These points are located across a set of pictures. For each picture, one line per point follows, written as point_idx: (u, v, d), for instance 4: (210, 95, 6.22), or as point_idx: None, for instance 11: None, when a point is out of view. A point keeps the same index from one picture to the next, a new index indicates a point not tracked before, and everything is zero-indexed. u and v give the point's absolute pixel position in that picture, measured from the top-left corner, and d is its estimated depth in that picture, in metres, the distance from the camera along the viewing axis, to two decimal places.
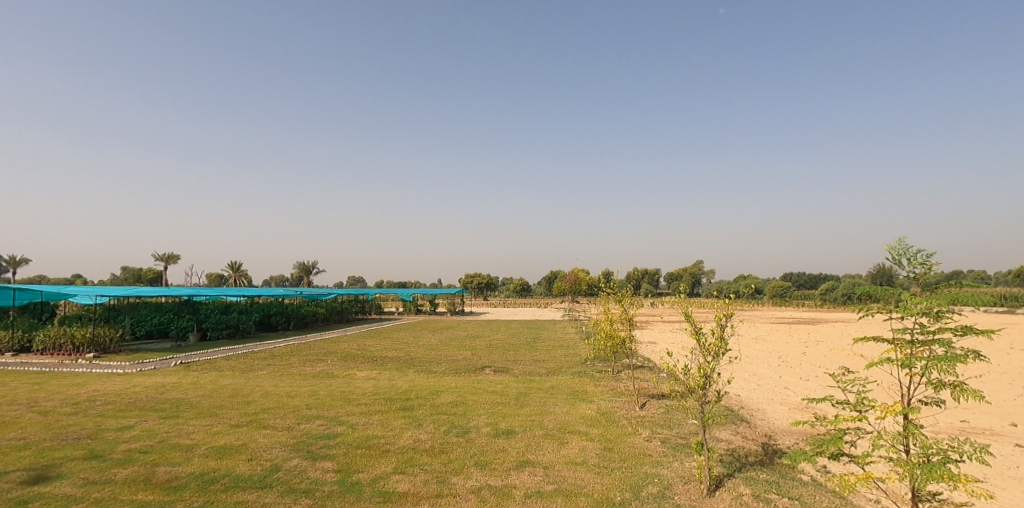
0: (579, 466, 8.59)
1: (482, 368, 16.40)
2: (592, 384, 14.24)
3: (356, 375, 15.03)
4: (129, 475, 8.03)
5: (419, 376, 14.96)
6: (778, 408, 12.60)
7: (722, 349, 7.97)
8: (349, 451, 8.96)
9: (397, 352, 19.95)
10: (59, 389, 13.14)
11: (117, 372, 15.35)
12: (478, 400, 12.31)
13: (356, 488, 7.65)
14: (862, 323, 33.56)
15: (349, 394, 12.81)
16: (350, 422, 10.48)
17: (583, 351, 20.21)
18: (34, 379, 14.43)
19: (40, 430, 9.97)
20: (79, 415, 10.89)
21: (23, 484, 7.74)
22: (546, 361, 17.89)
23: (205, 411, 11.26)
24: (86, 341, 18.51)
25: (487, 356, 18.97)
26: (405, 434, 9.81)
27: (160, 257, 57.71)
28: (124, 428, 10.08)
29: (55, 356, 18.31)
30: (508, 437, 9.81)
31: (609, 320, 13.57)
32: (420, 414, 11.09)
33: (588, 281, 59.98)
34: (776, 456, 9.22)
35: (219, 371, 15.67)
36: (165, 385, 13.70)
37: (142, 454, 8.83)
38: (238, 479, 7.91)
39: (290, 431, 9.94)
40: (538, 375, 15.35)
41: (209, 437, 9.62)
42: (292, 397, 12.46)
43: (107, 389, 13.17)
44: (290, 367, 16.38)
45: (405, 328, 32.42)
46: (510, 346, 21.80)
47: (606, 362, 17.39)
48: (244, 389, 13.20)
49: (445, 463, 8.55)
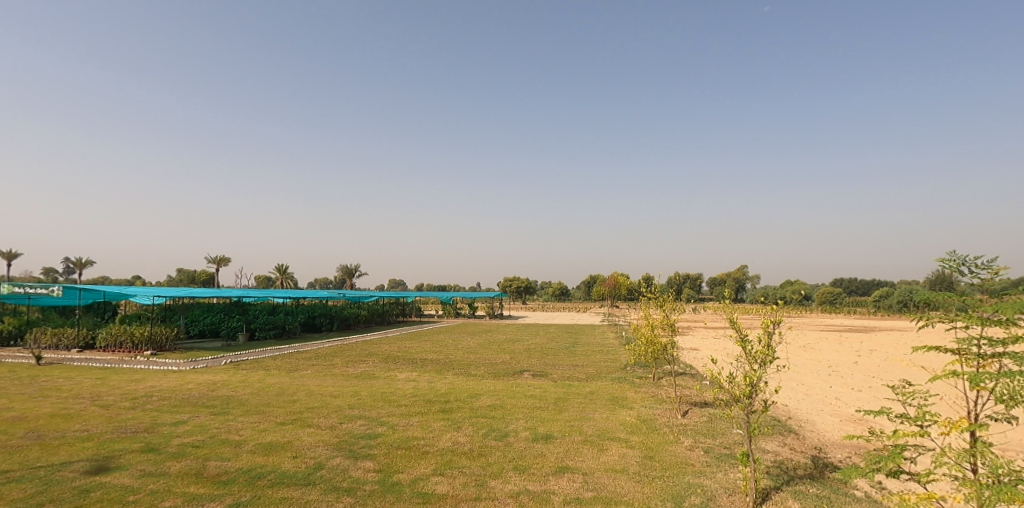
0: (619, 473, 8.44)
1: (520, 372, 16.35)
2: (633, 390, 13.99)
3: (397, 377, 15.26)
4: (183, 468, 8.37)
5: (459, 379, 15.07)
6: (830, 420, 12.09)
7: (770, 357, 7.66)
8: (389, 452, 9.07)
9: (437, 354, 20.16)
10: (120, 385, 13.84)
11: (173, 369, 16.10)
12: (517, 404, 12.29)
13: (396, 489, 7.73)
14: (922, 332, 31.96)
15: (390, 395, 13.02)
16: (391, 423, 10.63)
17: (623, 357, 19.93)
18: (98, 374, 15.28)
19: (101, 423, 10.51)
20: (136, 410, 11.44)
21: (86, 473, 8.17)
22: (585, 366, 17.70)
23: (253, 409, 11.64)
24: (144, 339, 19.47)
25: (526, 360, 18.92)
26: (444, 436, 9.87)
27: (214, 259, 60.35)
28: (179, 423, 10.52)
29: (117, 353, 19.32)
30: (546, 442, 9.73)
31: (650, 325, 13.31)
32: (459, 416, 11.15)
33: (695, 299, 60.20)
34: (827, 469, 8.84)
35: (267, 369, 16.19)
36: (216, 382, 14.25)
37: (194, 448, 9.18)
38: (284, 476, 8.11)
39: (333, 430, 10.15)
40: (577, 380, 15.21)
41: (257, 434, 9.93)
42: (336, 397, 12.74)
43: (163, 385, 13.81)
44: (334, 368, 16.78)
45: (445, 330, 32.82)
46: (549, 350, 21.70)
47: (647, 369, 17.10)
48: (290, 388, 13.59)
49: (484, 466, 8.54)
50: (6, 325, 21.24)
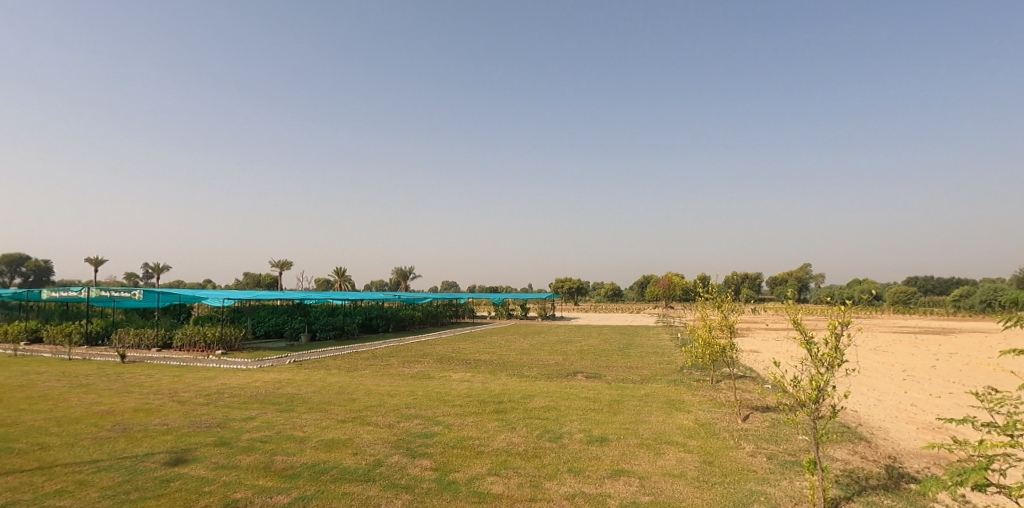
0: (676, 478, 8.24)
1: (574, 373, 16.25)
2: (690, 393, 13.63)
3: (451, 377, 15.49)
4: (252, 462, 8.81)
5: (512, 380, 15.14)
6: (905, 427, 11.34)
7: (838, 360, 7.28)
8: (445, 450, 9.22)
9: (490, 355, 20.33)
10: (195, 382, 14.74)
11: (242, 367, 16.98)
12: (571, 405, 12.22)
13: (453, 487, 7.85)
14: (1011, 334, 29.47)
15: (445, 395, 13.23)
16: (446, 422, 10.80)
17: (679, 359, 19.45)
18: (175, 372, 16.32)
19: (178, 418, 11.23)
20: (210, 406, 12.15)
21: (166, 465, 8.74)
22: (640, 368, 17.37)
23: (316, 406, 12.11)
24: (215, 339, 20.64)
25: (579, 361, 18.78)
26: (499, 437, 9.95)
27: (278, 264, 63.34)
28: (248, 419, 11.09)
29: (191, 352, 20.58)
30: (601, 444, 9.61)
31: (707, 327, 12.90)
32: (513, 417, 11.19)
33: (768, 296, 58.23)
34: (903, 480, 8.30)
35: (328, 369, 16.81)
36: (282, 380, 14.93)
37: (262, 443, 9.65)
38: (345, 472, 8.40)
39: (391, 428, 10.41)
40: (632, 382, 14.95)
41: (320, 430, 10.33)
42: (393, 396, 13.07)
43: (233, 383, 14.59)
44: (391, 367, 17.22)
45: (497, 332, 33.04)
46: (602, 352, 21.45)
47: (704, 371, 16.63)
48: (349, 387, 14.05)
49: (539, 467, 8.54)
50: (95, 326, 23.05)
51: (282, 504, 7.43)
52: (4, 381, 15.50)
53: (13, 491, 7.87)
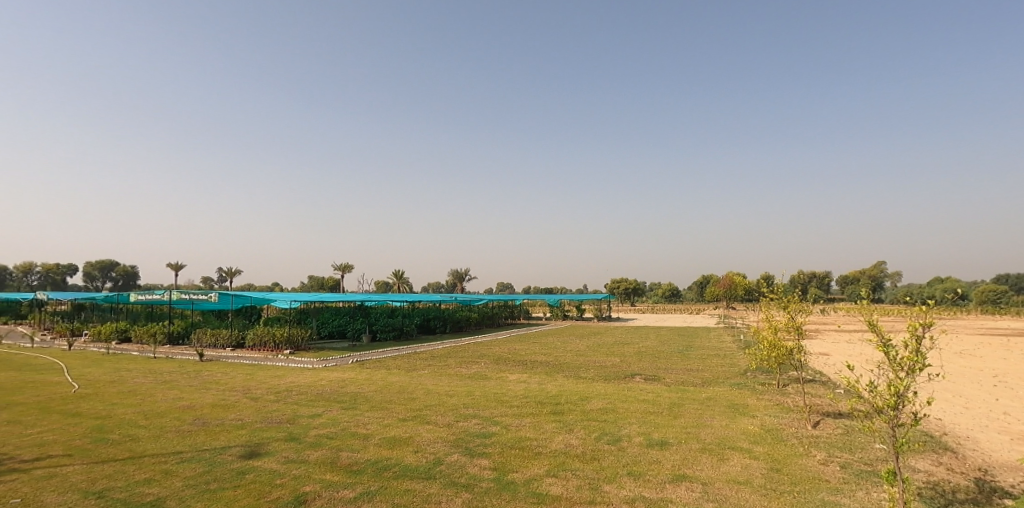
0: (742, 485, 7.95)
1: (631, 375, 16.00)
2: (754, 397, 13.12)
3: (508, 378, 15.61)
4: (320, 457, 9.20)
5: (569, 381, 15.08)
6: (997, 438, 10.45)
7: (920, 364, 6.80)
8: (503, 451, 9.29)
9: (546, 356, 20.33)
10: (266, 380, 15.56)
11: (308, 366, 17.77)
12: (629, 408, 12.02)
13: (511, 487, 7.90)
14: None
15: (502, 395, 13.34)
16: (504, 423, 10.88)
17: (742, 362, 18.78)
18: (248, 370, 17.29)
19: (252, 413, 11.88)
20: (280, 402, 12.79)
21: (242, 457, 9.27)
22: (701, 370, 16.87)
23: (378, 405, 12.49)
24: (284, 339, 21.69)
25: (637, 363, 18.47)
26: (556, 438, 9.92)
27: (340, 267, 65.85)
28: (315, 416, 11.60)
29: (262, 351, 21.71)
30: (662, 448, 9.40)
31: (772, 328, 12.37)
32: (570, 419, 11.14)
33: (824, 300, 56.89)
34: (996, 495, 7.65)
35: (388, 368, 17.32)
36: (345, 379, 15.52)
37: (329, 439, 10.05)
38: (407, 469, 8.63)
39: (450, 428, 10.60)
40: (692, 385, 14.57)
41: (382, 428, 10.65)
42: (451, 396, 13.31)
43: (300, 381, 15.30)
44: (449, 368, 17.54)
45: (553, 333, 32.97)
46: (661, 354, 20.99)
47: (769, 374, 15.97)
48: (409, 387, 14.42)
49: (598, 470, 8.45)
50: (177, 326, 24.74)
51: (347, 498, 7.71)
52: (100, 377, 16.89)
53: (109, 478, 8.57)
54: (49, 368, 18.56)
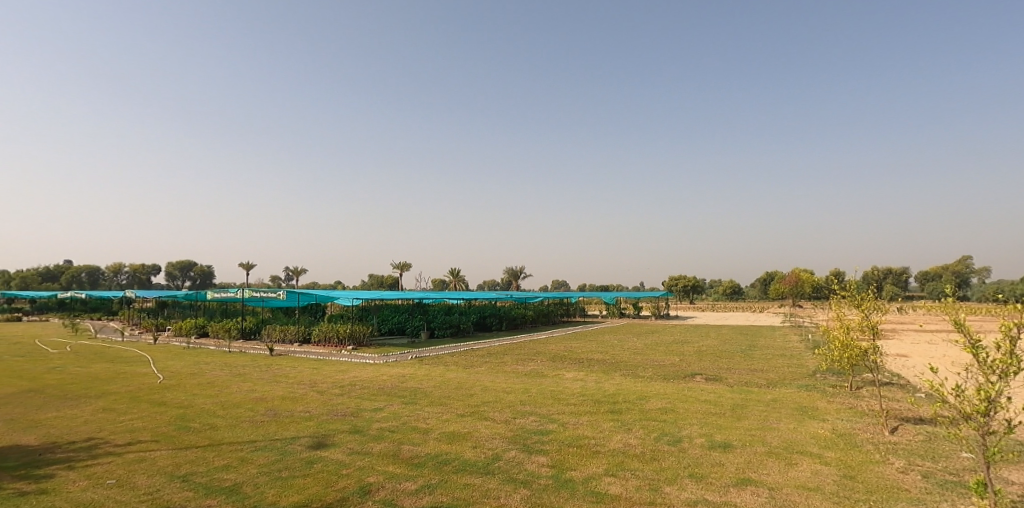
0: (812, 492, 7.60)
1: (692, 375, 15.58)
2: (824, 400, 12.48)
3: (564, 376, 15.57)
4: (383, 450, 9.50)
5: (626, 380, 14.88)
6: None
7: (1014, 368, 6.29)
8: (561, 448, 9.29)
9: (603, 355, 20.13)
10: (331, 375, 16.22)
11: (370, 362, 18.39)
12: (689, 409, 11.72)
13: (570, 485, 7.89)
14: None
15: (558, 393, 13.32)
16: (561, 421, 10.86)
17: (810, 362, 17.90)
18: (314, 365, 18.10)
19: (318, 406, 12.42)
20: (344, 396, 13.32)
21: (311, 447, 9.72)
22: (766, 371, 16.19)
23: (437, 400, 12.77)
24: (347, 335, 22.53)
25: (697, 362, 17.98)
26: (615, 437, 9.82)
27: (398, 266, 67.73)
28: (377, 410, 11.99)
29: (327, 347, 22.65)
30: (724, 451, 9.11)
31: (844, 327, 11.71)
32: (628, 418, 10.98)
33: (893, 290, 63.59)
34: None
35: (446, 365, 17.67)
36: (405, 375, 15.95)
37: (391, 433, 10.37)
38: (466, 464, 8.78)
39: (508, 424, 10.70)
40: (756, 386, 14.04)
41: (441, 423, 10.88)
42: (508, 393, 13.42)
43: (363, 376, 15.86)
44: (505, 365, 17.69)
45: (609, 331, 32.61)
46: (722, 354, 20.29)
47: (841, 376, 15.15)
48: (467, 383, 14.65)
49: (658, 471, 8.30)
50: (249, 323, 26.21)
51: (409, 490, 7.93)
52: (182, 369, 18.15)
53: (192, 463, 9.19)
54: (137, 361, 20.12)
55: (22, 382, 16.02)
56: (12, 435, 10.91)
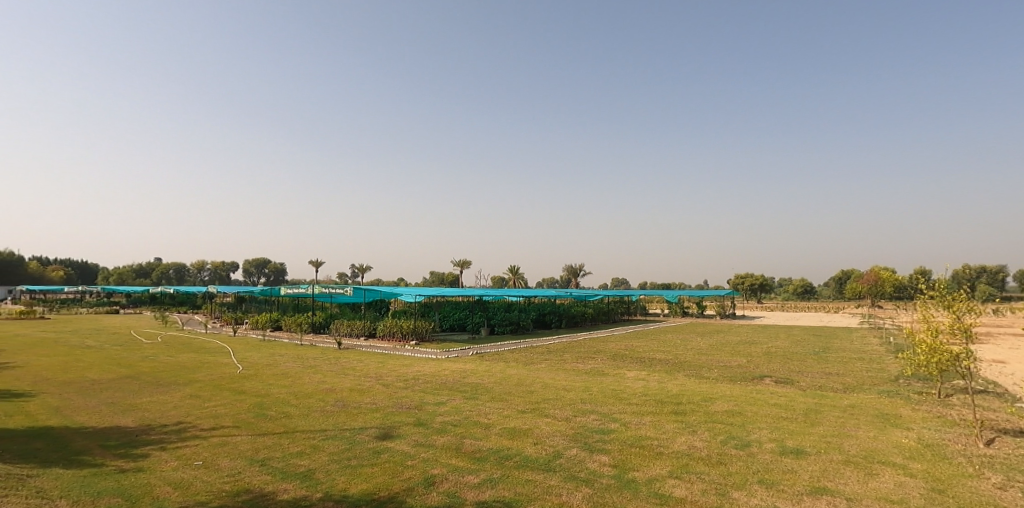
0: (895, 504, 7.14)
1: (760, 377, 14.98)
2: (908, 407, 11.68)
3: (625, 375, 15.36)
4: (446, 443, 9.74)
5: (691, 381, 14.50)
6: None
7: None
8: (623, 448, 9.19)
9: (665, 354, 19.71)
10: (396, 368, 16.78)
11: (432, 357, 18.87)
12: (758, 412, 11.27)
13: (632, 486, 7.79)
14: None
15: (620, 392, 13.17)
16: (623, 420, 10.74)
17: (893, 367, 16.78)
18: (380, 358, 18.79)
19: (384, 398, 12.89)
20: (408, 390, 13.74)
21: (378, 438, 10.10)
22: (843, 375, 15.30)
23: (497, 396, 12.94)
24: (410, 330, 23.20)
25: (766, 364, 17.26)
26: (678, 439, 9.60)
27: (459, 263, 68.95)
28: (440, 404, 12.29)
29: (391, 342, 23.42)
30: (797, 457, 8.72)
31: (932, 330, 10.88)
32: (693, 420, 10.70)
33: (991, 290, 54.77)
34: None
35: (507, 361, 17.85)
36: (466, 370, 16.26)
37: (454, 426, 10.61)
38: (528, 460, 8.86)
39: (568, 422, 10.69)
40: (831, 390, 13.34)
41: (502, 419, 11.03)
42: (568, 391, 13.39)
43: (426, 370, 16.30)
44: (565, 363, 17.67)
45: (672, 330, 31.84)
46: (794, 356, 19.35)
47: (927, 382, 14.12)
48: (527, 380, 14.74)
49: (725, 475, 8.05)
50: (318, 317, 27.49)
51: (472, 483, 8.08)
52: (259, 360, 19.31)
53: (269, 448, 9.77)
54: (219, 352, 21.57)
55: (121, 369, 17.57)
56: (113, 416, 11.99)
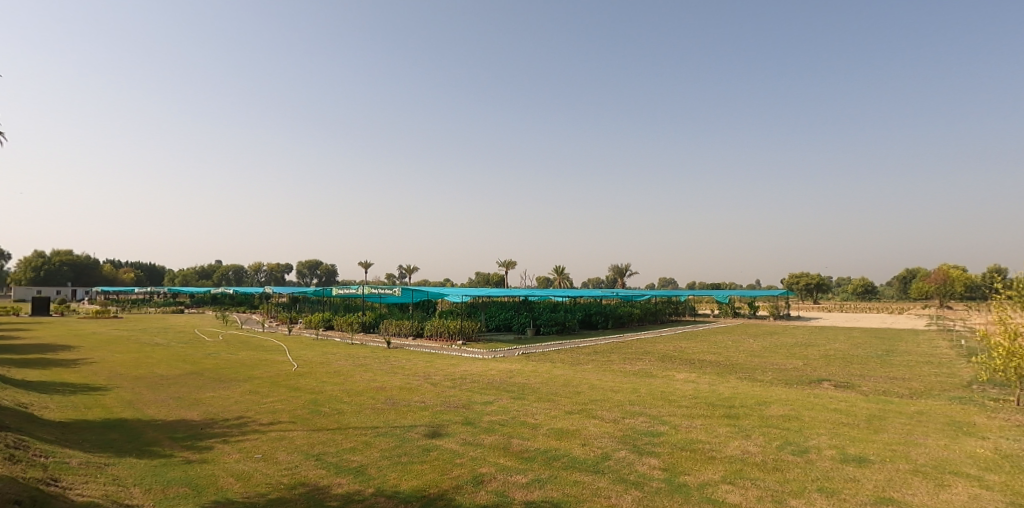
0: None
1: (818, 381, 14.38)
2: (983, 415, 10.94)
3: (674, 376, 15.06)
4: (494, 442, 9.82)
5: (743, 383, 14.07)
6: None
7: None
8: (673, 451, 9.02)
9: (716, 356, 19.21)
10: (443, 368, 17.04)
11: (479, 356, 19.05)
12: (816, 417, 10.83)
13: (684, 490, 7.64)
14: None
15: (669, 394, 12.92)
16: (673, 423, 10.54)
17: (965, 372, 15.75)
18: (428, 358, 19.13)
19: (433, 397, 13.11)
20: (456, 389, 13.93)
21: (427, 436, 10.29)
22: (909, 380, 14.49)
23: (544, 396, 12.94)
24: (457, 330, 23.50)
25: (825, 367, 16.54)
26: (731, 443, 9.34)
27: (504, 263, 69.38)
28: (487, 403, 12.40)
29: (439, 341, 23.79)
30: (860, 465, 8.33)
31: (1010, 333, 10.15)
32: (747, 424, 10.39)
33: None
34: None
35: (553, 362, 17.82)
36: (512, 370, 16.34)
37: (501, 426, 10.69)
38: (576, 461, 8.82)
39: (617, 424, 10.58)
40: (896, 396, 12.66)
41: (550, 419, 11.02)
42: (616, 392, 13.25)
43: (473, 370, 16.48)
44: (612, 363, 17.48)
45: (723, 331, 30.94)
46: (854, 359, 18.46)
47: (1005, 389, 13.18)
48: (574, 380, 14.68)
49: (781, 482, 7.78)
50: (368, 317, 28.24)
51: (521, 483, 8.13)
52: (312, 358, 20.02)
53: (323, 443, 10.12)
54: (276, 350, 22.51)
55: (187, 365, 18.60)
56: (180, 410, 12.70)
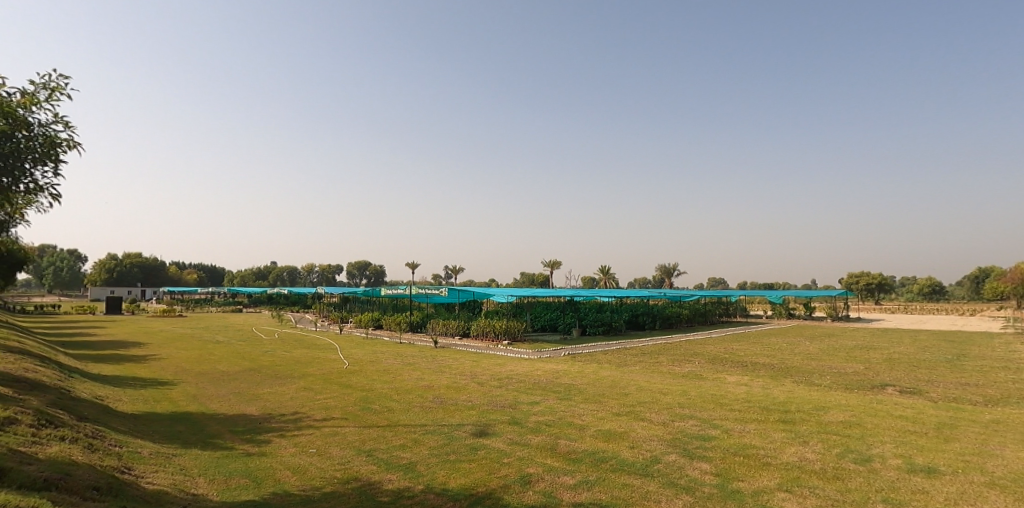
0: None
1: (882, 386, 13.66)
2: None
3: (726, 379, 14.65)
4: (541, 442, 9.83)
5: (799, 387, 13.54)
6: None
7: None
8: (726, 457, 8.78)
9: (770, 358, 18.57)
10: (489, 367, 17.18)
11: (524, 356, 19.09)
12: (880, 424, 10.30)
13: (737, 496, 7.44)
14: None
15: (720, 397, 12.58)
16: (725, 427, 10.26)
17: None
18: (474, 357, 19.33)
19: (479, 396, 13.24)
20: (502, 388, 14.01)
21: (474, 435, 10.40)
22: (984, 386, 13.57)
23: (591, 397, 12.85)
24: (502, 330, 23.63)
25: (889, 371, 15.70)
26: (787, 449, 9.01)
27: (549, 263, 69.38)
28: (534, 403, 12.42)
29: (484, 341, 24.00)
30: (929, 476, 7.88)
31: None
32: (804, 430, 9.99)
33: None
34: None
35: (599, 362, 17.66)
36: (558, 370, 16.30)
37: (548, 426, 10.68)
38: (624, 463, 8.73)
39: (666, 426, 10.38)
40: (969, 403, 11.88)
41: (597, 420, 10.93)
42: (665, 394, 13.01)
43: (519, 370, 16.54)
44: (660, 365, 17.17)
45: (777, 333, 29.80)
46: (922, 363, 17.44)
47: None
48: (621, 382, 14.51)
49: (843, 492, 7.45)
50: (416, 317, 28.77)
51: (568, 484, 8.10)
52: (363, 357, 20.58)
53: (375, 440, 10.40)
54: (328, 348, 23.27)
55: (246, 362, 19.51)
56: (240, 404, 13.34)
